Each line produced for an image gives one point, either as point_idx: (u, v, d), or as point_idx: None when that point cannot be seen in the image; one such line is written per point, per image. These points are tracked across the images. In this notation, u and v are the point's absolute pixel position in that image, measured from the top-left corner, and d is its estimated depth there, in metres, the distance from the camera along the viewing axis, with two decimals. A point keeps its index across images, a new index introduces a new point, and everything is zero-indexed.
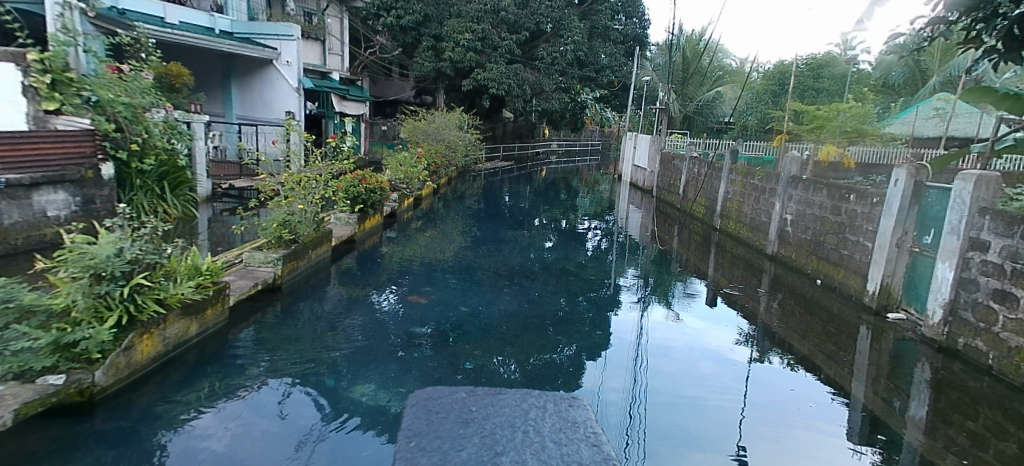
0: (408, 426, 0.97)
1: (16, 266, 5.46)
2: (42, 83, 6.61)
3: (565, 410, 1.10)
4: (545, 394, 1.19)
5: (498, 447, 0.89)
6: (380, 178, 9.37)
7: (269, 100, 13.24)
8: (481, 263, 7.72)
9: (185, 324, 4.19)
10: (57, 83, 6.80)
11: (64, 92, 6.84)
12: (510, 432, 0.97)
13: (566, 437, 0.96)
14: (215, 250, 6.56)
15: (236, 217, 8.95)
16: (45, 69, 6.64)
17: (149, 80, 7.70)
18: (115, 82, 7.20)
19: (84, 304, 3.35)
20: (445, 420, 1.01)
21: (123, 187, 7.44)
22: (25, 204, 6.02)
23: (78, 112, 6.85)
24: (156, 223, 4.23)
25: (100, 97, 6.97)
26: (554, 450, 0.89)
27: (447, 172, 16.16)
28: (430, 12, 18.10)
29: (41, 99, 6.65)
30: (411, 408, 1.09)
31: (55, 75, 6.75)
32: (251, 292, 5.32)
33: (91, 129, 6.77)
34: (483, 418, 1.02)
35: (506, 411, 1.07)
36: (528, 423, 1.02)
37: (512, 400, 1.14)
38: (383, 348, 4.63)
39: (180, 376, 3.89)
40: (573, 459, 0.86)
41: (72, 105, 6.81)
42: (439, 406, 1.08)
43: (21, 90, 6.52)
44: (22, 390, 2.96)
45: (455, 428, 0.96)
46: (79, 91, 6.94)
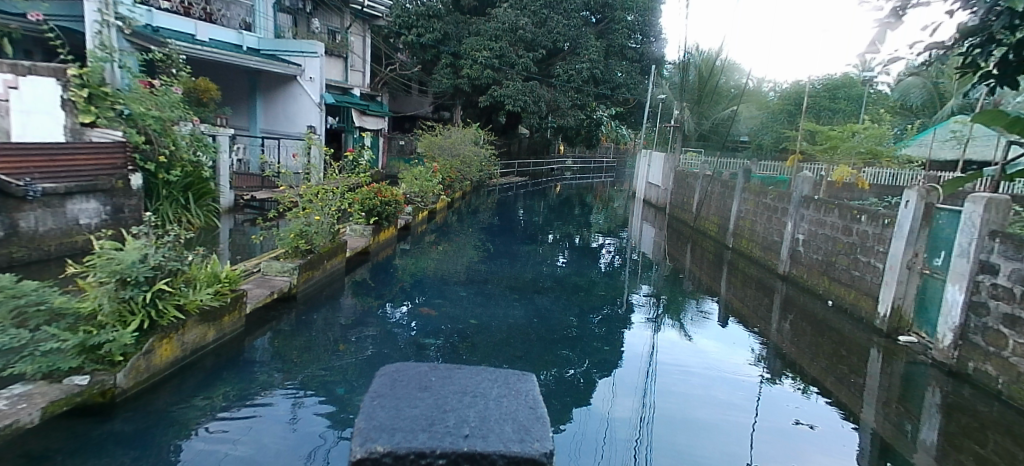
0: (374, 389, 1.06)
1: (49, 271, 5.67)
2: (80, 97, 6.87)
3: (511, 382, 1.17)
4: (508, 372, 1.24)
5: (449, 406, 0.97)
6: (397, 192, 9.37)
7: (293, 114, 13.64)
8: (492, 277, 7.78)
9: (203, 329, 4.35)
10: (93, 98, 7.01)
11: (100, 106, 7.06)
12: (460, 397, 1.04)
13: (509, 400, 1.04)
14: (235, 259, 6.72)
15: (256, 228, 9.14)
16: (83, 84, 6.87)
17: (178, 95, 7.99)
18: (146, 96, 7.56)
19: (109, 308, 3.54)
20: (405, 386, 1.09)
21: (150, 197, 7.72)
22: (59, 212, 6.23)
23: (111, 125, 7.10)
24: (178, 232, 4.41)
25: (133, 110, 7.34)
26: (494, 410, 0.97)
27: (463, 186, 16.27)
28: (449, 30, 18.52)
29: (78, 112, 6.88)
30: (382, 376, 1.17)
31: (92, 89, 6.96)
32: (267, 300, 5.44)
33: (122, 141, 7.03)
34: (439, 386, 1.10)
35: (461, 381, 1.15)
36: (478, 390, 1.08)
37: (467, 374, 1.21)
38: (391, 358, 4.75)
39: (195, 381, 4.02)
40: (512, 415, 0.95)
41: (105, 118, 7.05)
42: (404, 376, 1.16)
43: (60, 103, 6.73)
44: (50, 390, 3.16)
45: (412, 392, 1.04)
46: (113, 105, 7.19)
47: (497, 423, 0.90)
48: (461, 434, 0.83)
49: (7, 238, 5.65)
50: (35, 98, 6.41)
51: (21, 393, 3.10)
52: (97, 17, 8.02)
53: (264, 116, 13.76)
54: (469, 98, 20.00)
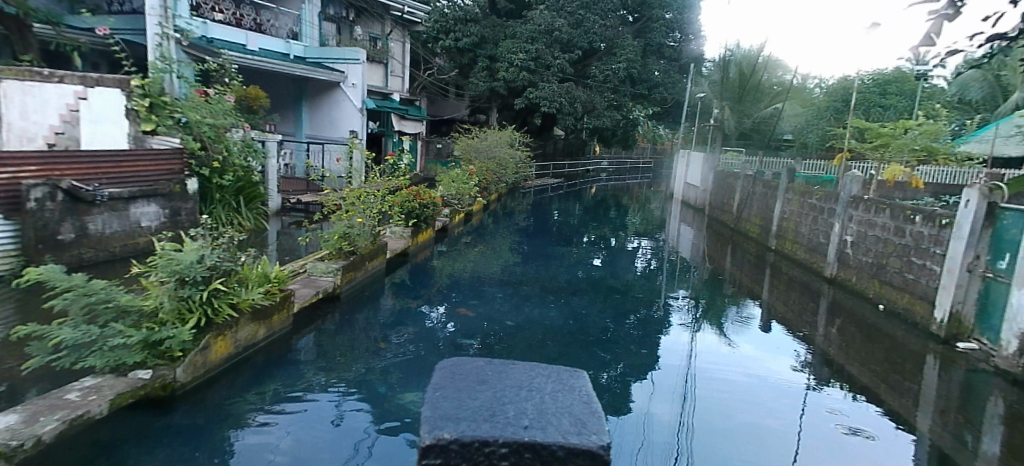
0: (435, 381, 1.10)
1: (115, 271, 6.07)
2: (142, 106, 7.26)
3: (565, 378, 1.19)
4: (561, 368, 1.26)
5: (508, 399, 1.01)
6: (434, 194, 9.48)
7: (336, 120, 14.09)
8: (528, 279, 7.81)
9: (254, 327, 4.56)
10: (154, 107, 7.46)
11: (160, 115, 7.49)
12: (517, 390, 1.07)
13: (564, 394, 1.06)
14: (282, 260, 7.00)
15: (301, 230, 9.47)
16: (145, 94, 7.28)
17: (231, 104, 8.29)
18: (202, 104, 7.89)
19: (170, 306, 3.76)
20: (465, 379, 1.13)
21: (205, 201, 8.14)
22: (123, 216, 6.63)
23: (170, 133, 7.53)
24: (231, 234, 4.64)
25: (189, 118, 7.70)
26: (551, 403, 1.00)
27: (498, 189, 16.36)
28: (486, 34, 18.71)
29: (141, 121, 7.28)
30: (440, 368, 1.22)
31: (153, 99, 7.39)
32: (313, 300, 5.62)
33: (179, 147, 7.46)
34: (496, 380, 1.13)
35: (516, 375, 1.18)
36: (533, 385, 1.11)
37: (522, 368, 1.24)
38: (429, 357, 4.85)
39: (247, 378, 4.22)
40: (568, 409, 0.97)
41: (165, 126, 7.47)
42: (462, 369, 1.20)
43: (124, 113, 7.13)
44: (117, 383, 3.39)
45: (471, 385, 1.08)
46: (172, 113, 7.59)
47: (554, 416, 0.92)
48: (521, 425, 0.86)
49: (77, 240, 6.03)
50: (101, 110, 6.81)
51: (92, 385, 3.34)
52: (158, 32, 8.39)
53: (309, 121, 14.30)
54: (505, 101, 20.15)
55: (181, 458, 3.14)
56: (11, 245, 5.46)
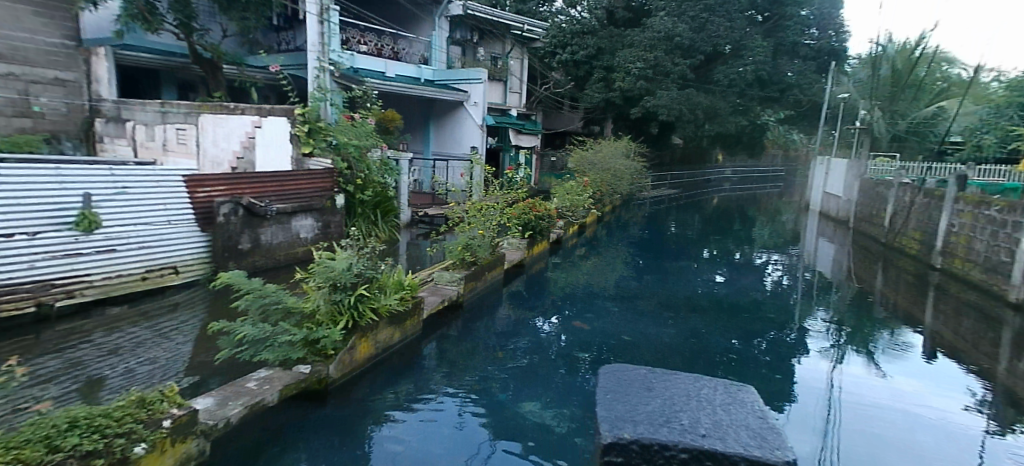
0: (605, 386, 1.33)
1: (280, 278, 6.92)
2: (303, 131, 8.22)
3: (732, 392, 1.33)
4: (728, 383, 1.39)
5: (678, 407, 1.19)
6: (549, 206, 9.59)
7: (459, 137, 14.91)
8: (646, 294, 7.55)
9: (391, 331, 4.90)
10: (312, 132, 8.38)
11: (316, 139, 8.40)
12: (685, 399, 1.25)
13: (734, 408, 1.20)
14: (413, 269, 7.52)
15: (427, 241, 10.13)
16: (305, 121, 8.24)
17: (371, 126, 9.14)
18: (349, 128, 8.72)
19: (325, 308, 4.22)
20: (633, 385, 1.33)
21: (349, 215, 8.86)
22: (286, 227, 7.39)
23: (323, 154, 8.40)
24: (373, 245, 5.09)
25: (340, 141, 8.52)
26: (721, 415, 1.16)
27: (613, 200, 16.02)
28: (602, 45, 18.63)
29: (301, 143, 8.26)
30: (605, 372, 1.44)
31: (311, 125, 8.32)
32: (439, 307, 5.93)
33: (329, 168, 8.21)
34: (662, 387, 1.32)
35: (681, 386, 1.35)
36: (700, 395, 1.28)
37: (687, 379, 1.41)
38: (544, 371, 4.89)
39: (383, 377, 4.56)
40: (742, 423, 1.12)
41: (320, 148, 8.36)
42: (628, 376, 1.40)
43: (289, 137, 8.08)
44: (283, 375, 3.85)
45: (640, 391, 1.28)
46: (325, 137, 8.47)
47: (731, 428, 1.08)
48: (700, 433, 1.04)
49: (252, 250, 6.87)
50: (274, 136, 7.79)
51: (265, 375, 3.84)
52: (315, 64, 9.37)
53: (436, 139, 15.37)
54: (620, 111, 20.02)
55: (331, 451, 3.48)
56: (203, 251, 6.54)
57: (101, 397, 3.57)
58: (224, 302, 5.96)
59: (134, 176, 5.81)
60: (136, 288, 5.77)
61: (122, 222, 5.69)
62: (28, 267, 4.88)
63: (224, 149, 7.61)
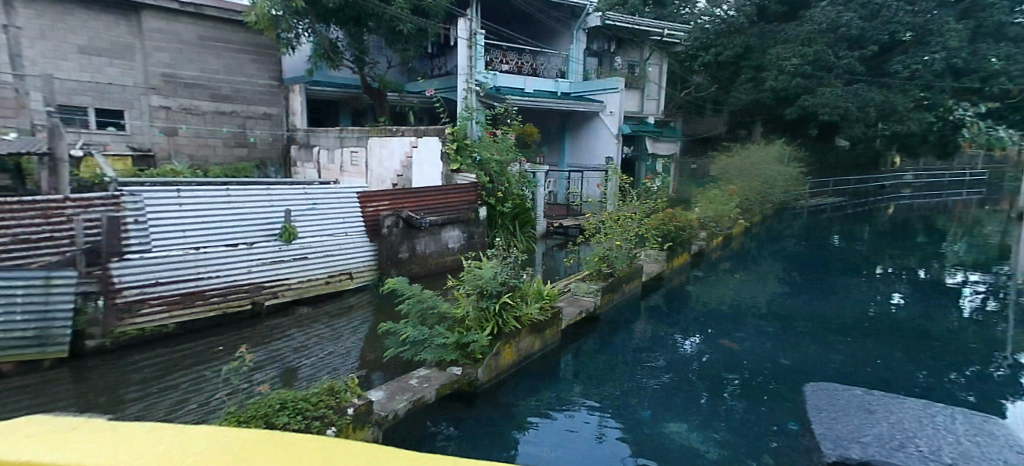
0: (818, 416, 2.11)
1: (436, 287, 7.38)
2: (451, 150, 8.58)
3: (938, 420, 1.92)
4: (925, 408, 2.05)
5: (891, 430, 1.87)
6: (690, 216, 9.07)
7: (594, 147, 14.75)
8: (805, 314, 6.77)
9: (532, 339, 4.96)
10: (459, 149, 8.77)
11: (463, 156, 8.75)
12: (898, 426, 1.88)
13: (943, 434, 1.80)
14: (552, 279, 7.63)
15: (563, 252, 10.30)
16: (454, 139, 8.65)
17: (512, 141, 9.52)
18: (491, 144, 9.11)
19: (473, 315, 4.48)
20: (845, 413, 2.09)
21: (491, 226, 9.15)
22: (437, 238, 7.93)
23: (469, 170, 8.74)
24: (516, 254, 5.27)
25: (483, 157, 8.90)
26: (930, 435, 1.79)
27: (762, 209, 14.13)
28: (752, 43, 17.06)
29: (450, 161, 8.63)
30: (813, 391, 2.35)
31: (459, 142, 8.72)
32: (577, 318, 5.89)
33: (474, 182, 8.59)
34: (872, 413, 2.02)
35: (890, 413, 2.01)
36: (905, 423, 1.90)
37: (896, 410, 2.03)
38: (686, 393, 4.60)
39: (525, 385, 4.67)
40: (953, 448, 1.67)
41: (466, 165, 8.71)
42: (838, 405, 2.18)
43: (440, 155, 8.54)
44: (439, 375, 4.15)
45: (856, 418, 2.00)
46: (470, 153, 8.85)
47: (948, 454, 1.66)
48: (920, 455, 1.67)
49: (410, 257, 7.58)
50: (426, 158, 8.45)
51: (423, 374, 4.18)
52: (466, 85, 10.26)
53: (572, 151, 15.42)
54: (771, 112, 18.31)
55: (480, 451, 3.66)
56: (371, 260, 7.23)
57: (296, 385, 4.24)
58: (388, 304, 6.79)
59: (323, 194, 6.80)
60: (321, 291, 6.61)
61: (314, 235, 6.61)
62: (246, 271, 5.87)
63: (388, 169, 8.73)
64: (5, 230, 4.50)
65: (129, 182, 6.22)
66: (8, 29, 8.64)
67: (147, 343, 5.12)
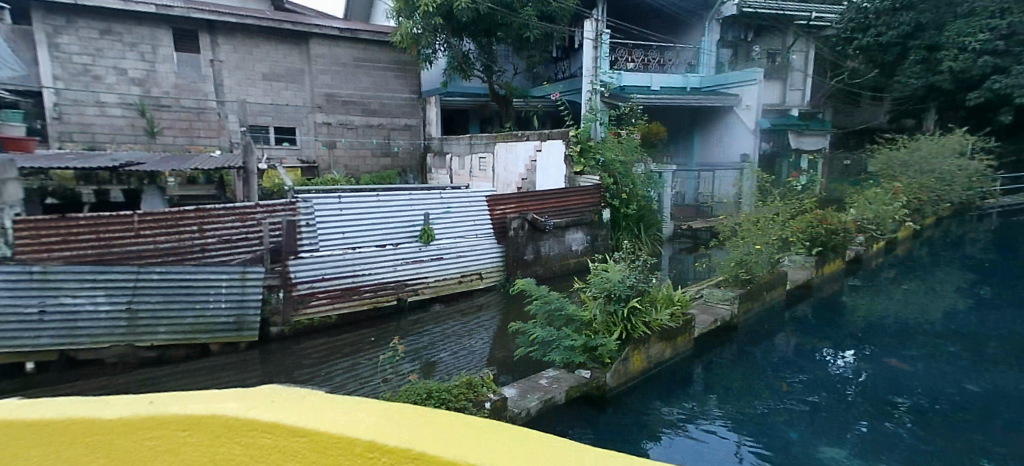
0: None
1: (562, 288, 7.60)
2: (576, 151, 8.42)
3: None
4: None
5: None
6: (844, 218, 7.97)
7: (726, 143, 13.26)
8: (1001, 335, 5.62)
9: (663, 346, 4.67)
10: (583, 150, 8.58)
11: (587, 157, 8.56)
12: None
13: None
14: (683, 285, 7.22)
15: (692, 256, 9.73)
16: (577, 141, 8.47)
17: (638, 141, 9.03)
18: (616, 145, 8.76)
19: (601, 319, 4.42)
20: None
21: (614, 228, 8.92)
22: (561, 240, 8.02)
23: (592, 172, 8.56)
24: (645, 257, 5.07)
25: (607, 158, 8.61)
26: None
27: (936, 210, 11.47)
28: (924, 19, 12.97)
29: (574, 162, 8.46)
30: None
31: (582, 144, 8.52)
32: (712, 328, 5.39)
33: (598, 184, 8.40)
34: None
35: None
36: None
37: None
38: (838, 417, 4.09)
39: (655, 394, 4.47)
40: None
41: (590, 166, 8.51)
42: None
43: (563, 158, 8.44)
44: (567, 377, 4.12)
45: None
46: (594, 155, 8.62)
47: None
48: None
49: (535, 260, 7.76)
50: (550, 160, 8.62)
51: (552, 374, 4.19)
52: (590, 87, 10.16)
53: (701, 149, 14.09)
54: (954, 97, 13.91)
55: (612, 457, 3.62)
56: (499, 260, 7.51)
57: (437, 377, 4.58)
58: (517, 305, 6.99)
59: (456, 198, 7.18)
60: (455, 290, 7.00)
61: (449, 237, 7.04)
62: (392, 270, 6.43)
63: (512, 175, 9.20)
64: (215, 233, 5.42)
65: (301, 190, 7.18)
66: (214, 62, 10.41)
67: (316, 331, 5.84)
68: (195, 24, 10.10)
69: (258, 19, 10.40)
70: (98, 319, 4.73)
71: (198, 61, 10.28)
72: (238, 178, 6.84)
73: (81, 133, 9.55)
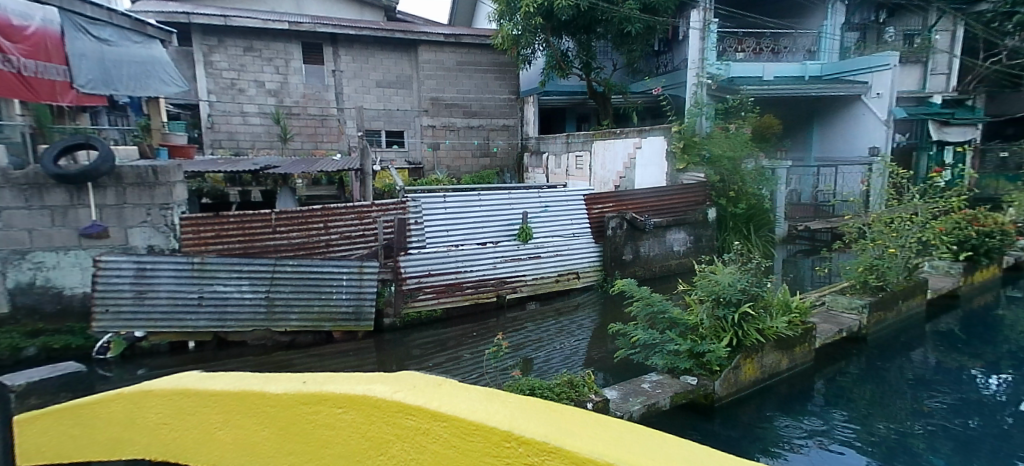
0: None
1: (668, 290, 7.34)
2: (679, 148, 8.10)
3: None
4: None
5: None
6: (1005, 219, 6.92)
7: (854, 136, 11.51)
8: None
9: (778, 356, 4.35)
10: (686, 147, 8.14)
11: (690, 153, 8.11)
12: None
13: None
14: (801, 291, 6.75)
15: (811, 258, 8.95)
16: (680, 137, 8.06)
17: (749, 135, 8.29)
18: (723, 140, 8.14)
19: (709, 323, 4.19)
20: None
21: (720, 228, 8.36)
22: (663, 240, 7.74)
23: (697, 168, 8.18)
24: (759, 260, 4.71)
25: (713, 153, 8.09)
26: None
27: None
28: None
29: (676, 160, 8.20)
30: None
31: (686, 140, 8.09)
32: (836, 338, 4.95)
33: (703, 181, 8.15)
34: None
35: None
36: None
37: None
38: (996, 449, 3.51)
39: (771, 407, 4.13)
40: None
41: (694, 162, 8.07)
42: None
43: (664, 154, 8.34)
44: (673, 383, 3.96)
45: None
46: (699, 151, 8.14)
47: None
48: None
49: (634, 260, 7.54)
50: (651, 157, 8.45)
51: (656, 379, 4.04)
52: (695, 80, 9.65)
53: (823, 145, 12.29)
54: None
55: None
56: (597, 260, 7.42)
57: (537, 374, 4.64)
58: (615, 306, 6.84)
59: (556, 196, 7.23)
60: (552, 289, 7.02)
61: (548, 235, 7.09)
62: (492, 267, 6.62)
63: (611, 171, 9.06)
64: (338, 230, 5.98)
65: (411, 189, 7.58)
66: (336, 73, 11.32)
67: (423, 324, 6.14)
68: (321, 38, 11.08)
69: (374, 30, 11.16)
70: (243, 303, 5.37)
71: (322, 72, 11.26)
72: (356, 178, 7.37)
73: (228, 140, 10.72)
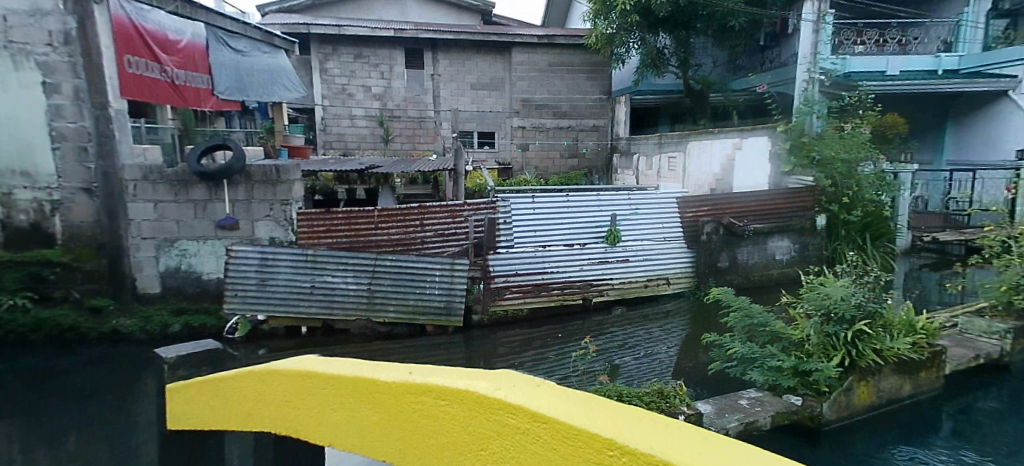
0: None
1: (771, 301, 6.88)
2: (786, 148, 7.68)
3: None
4: None
5: None
6: None
7: (1000, 139, 9.94)
8: None
9: (899, 381, 3.92)
10: (793, 148, 7.63)
11: (798, 154, 7.57)
12: None
13: None
14: (929, 309, 6.07)
15: (939, 273, 8.02)
16: (787, 137, 7.65)
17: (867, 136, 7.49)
18: (836, 139, 7.48)
19: (816, 340, 3.87)
20: None
21: (830, 236, 7.72)
22: (763, 248, 7.30)
23: (805, 172, 7.66)
24: (878, 274, 4.27)
25: (824, 155, 7.43)
26: None
27: None
28: None
29: (781, 162, 7.76)
30: None
31: (793, 141, 7.61)
32: (971, 364, 4.38)
33: (811, 186, 7.61)
34: None
35: None
36: None
37: None
38: None
39: (890, 436, 3.70)
40: None
41: (801, 166, 7.62)
42: None
43: (769, 156, 7.81)
44: (774, 401, 3.70)
45: None
46: (809, 152, 7.52)
47: None
48: None
49: (730, 267, 7.18)
50: (752, 159, 7.91)
51: (755, 396, 3.80)
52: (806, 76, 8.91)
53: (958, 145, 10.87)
54: None
55: None
56: (688, 266, 7.13)
57: (624, 381, 4.55)
58: (707, 315, 6.52)
59: (647, 200, 7.03)
60: (640, 294, 6.83)
61: (637, 239, 6.90)
62: (579, 270, 6.56)
63: (707, 172, 8.58)
64: (432, 227, 6.20)
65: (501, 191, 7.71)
66: (434, 77, 11.85)
67: (509, 322, 6.23)
68: (422, 44, 11.63)
69: (471, 34, 11.52)
70: (348, 293, 5.76)
71: (422, 76, 11.81)
72: (450, 179, 7.64)
73: (338, 142, 11.55)
